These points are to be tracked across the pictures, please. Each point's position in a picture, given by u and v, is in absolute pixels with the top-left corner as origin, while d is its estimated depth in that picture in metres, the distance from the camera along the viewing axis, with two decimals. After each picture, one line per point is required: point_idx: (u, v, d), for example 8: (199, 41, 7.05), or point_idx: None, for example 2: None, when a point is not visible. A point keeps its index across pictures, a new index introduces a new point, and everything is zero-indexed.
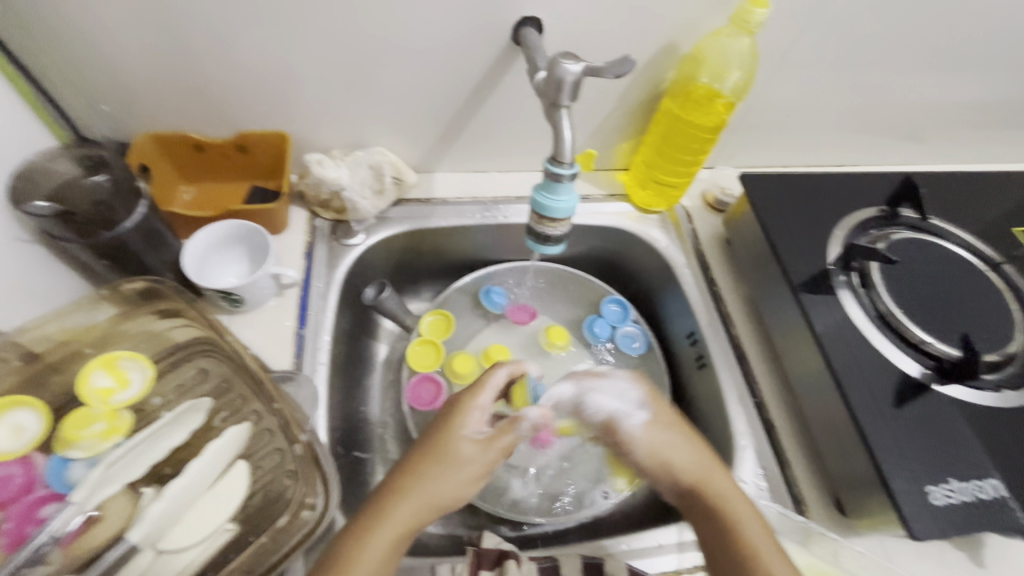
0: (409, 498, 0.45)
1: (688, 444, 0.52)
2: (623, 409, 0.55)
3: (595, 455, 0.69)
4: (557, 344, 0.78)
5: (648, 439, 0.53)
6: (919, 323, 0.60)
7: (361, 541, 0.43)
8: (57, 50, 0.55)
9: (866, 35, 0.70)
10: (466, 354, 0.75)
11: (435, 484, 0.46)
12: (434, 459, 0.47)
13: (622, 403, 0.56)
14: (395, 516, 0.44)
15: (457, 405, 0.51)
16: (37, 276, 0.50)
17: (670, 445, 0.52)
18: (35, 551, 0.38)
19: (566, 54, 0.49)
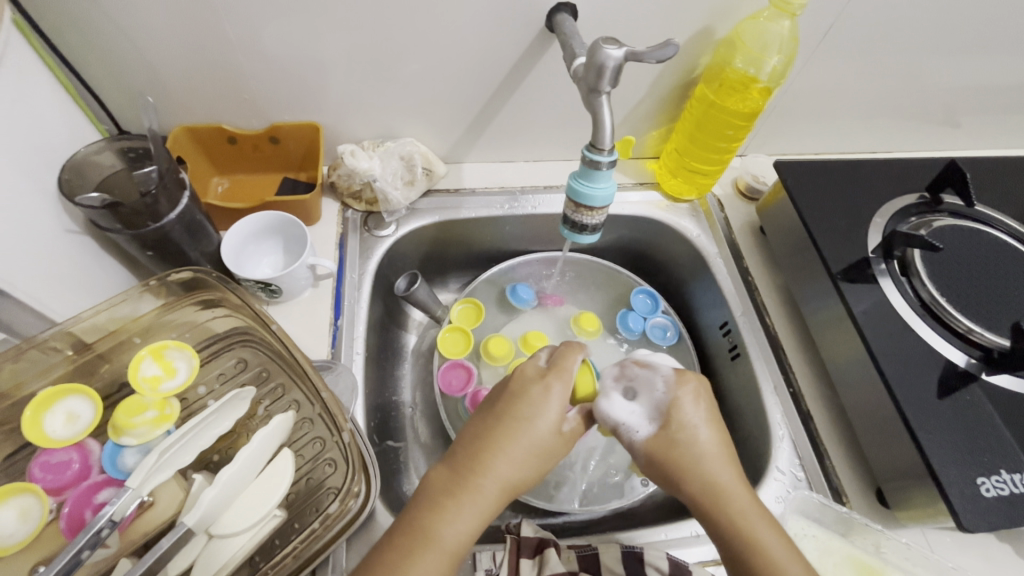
0: (489, 477, 0.44)
1: (705, 437, 0.47)
2: (635, 422, 0.49)
3: (628, 446, 0.70)
4: (587, 331, 0.77)
5: (675, 433, 0.47)
6: (965, 312, 0.58)
7: (444, 519, 0.42)
8: (97, 45, 0.55)
9: (910, 16, 0.68)
10: (502, 337, 0.75)
11: (512, 466, 0.45)
12: (511, 442, 0.45)
13: (641, 411, 0.49)
14: (474, 496, 0.43)
15: (543, 388, 0.48)
16: (84, 267, 0.50)
17: (696, 443, 0.47)
18: (95, 535, 0.39)
19: (607, 38, 0.48)
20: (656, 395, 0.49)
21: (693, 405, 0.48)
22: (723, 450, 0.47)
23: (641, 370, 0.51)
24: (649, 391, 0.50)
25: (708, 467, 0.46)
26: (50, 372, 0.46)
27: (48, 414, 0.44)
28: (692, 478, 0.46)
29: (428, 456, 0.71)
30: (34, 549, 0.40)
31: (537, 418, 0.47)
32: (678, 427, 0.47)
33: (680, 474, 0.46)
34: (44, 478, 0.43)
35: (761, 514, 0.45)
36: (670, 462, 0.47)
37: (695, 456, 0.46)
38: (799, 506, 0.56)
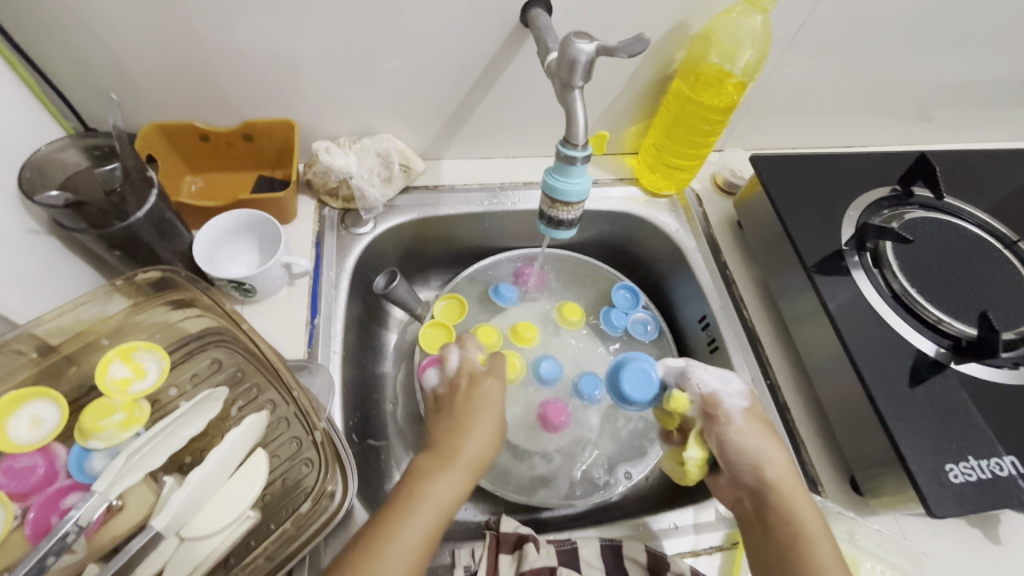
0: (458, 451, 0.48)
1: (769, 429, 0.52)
2: (730, 390, 0.52)
3: (611, 441, 0.71)
4: (570, 321, 0.77)
5: (750, 422, 0.51)
6: (935, 302, 0.59)
7: (429, 482, 0.45)
8: (60, 40, 0.54)
9: (882, 11, 0.69)
10: (490, 326, 0.75)
11: (477, 445, 0.49)
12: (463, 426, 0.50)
13: (727, 386, 0.52)
14: (455, 467, 0.47)
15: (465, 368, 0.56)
16: (48, 267, 0.49)
17: (763, 429, 0.51)
18: (61, 540, 0.38)
19: (579, 33, 0.48)
20: (730, 383, 0.52)
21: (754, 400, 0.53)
22: (777, 437, 0.52)
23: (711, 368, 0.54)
24: (724, 375, 0.53)
25: (775, 455, 0.50)
26: (13, 376, 0.45)
27: (11, 418, 0.43)
28: (767, 462, 0.50)
29: (410, 454, 0.71)
30: None
31: (482, 412, 0.51)
32: (755, 415, 0.52)
33: (759, 458, 0.49)
34: (6, 484, 0.42)
35: (807, 500, 0.49)
36: (750, 444, 0.50)
37: (767, 445, 0.51)
38: None
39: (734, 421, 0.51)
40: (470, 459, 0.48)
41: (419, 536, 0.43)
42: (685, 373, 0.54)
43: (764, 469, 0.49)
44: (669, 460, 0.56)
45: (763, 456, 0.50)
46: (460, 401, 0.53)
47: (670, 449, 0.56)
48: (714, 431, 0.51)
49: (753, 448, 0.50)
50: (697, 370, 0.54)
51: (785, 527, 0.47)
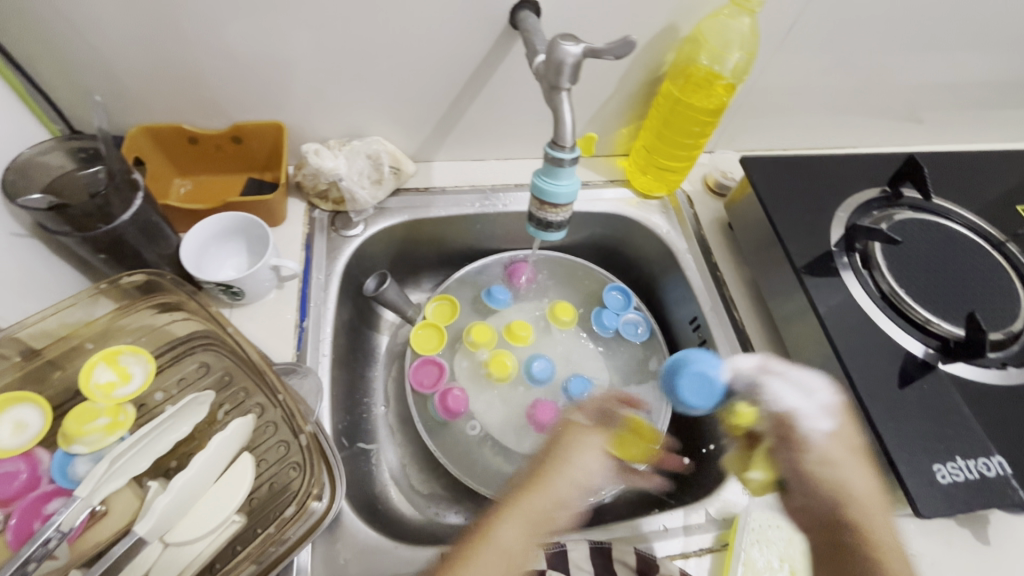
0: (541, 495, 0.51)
1: (857, 459, 0.47)
2: (812, 413, 0.48)
3: None
4: (564, 321, 0.76)
5: (836, 450, 0.46)
6: (923, 303, 0.60)
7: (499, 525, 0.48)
8: (45, 42, 0.54)
9: (870, 13, 0.69)
10: (485, 325, 0.75)
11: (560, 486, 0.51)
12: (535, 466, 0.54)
13: (810, 404, 0.48)
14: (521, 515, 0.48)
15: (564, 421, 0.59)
16: (33, 271, 0.49)
17: (850, 457, 0.47)
18: (43, 546, 0.38)
19: (565, 35, 0.48)
20: (813, 401, 0.48)
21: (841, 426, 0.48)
22: (866, 468, 0.47)
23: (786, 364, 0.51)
24: (808, 387, 0.50)
25: (862, 486, 0.45)
26: None
27: None
28: (849, 491, 0.45)
29: (401, 458, 0.70)
30: None
31: (575, 456, 0.53)
32: (844, 443, 0.47)
33: (845, 490, 0.45)
34: None
35: (888, 530, 0.44)
36: (833, 473, 0.46)
37: (853, 476, 0.46)
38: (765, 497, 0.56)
39: (816, 446, 0.47)
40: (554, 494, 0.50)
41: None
42: (757, 383, 0.51)
43: (848, 504, 0.45)
44: (734, 463, 0.56)
45: (847, 487, 0.45)
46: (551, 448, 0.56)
47: (738, 453, 0.55)
48: (789, 455, 0.47)
49: (837, 478, 0.45)
50: (774, 378, 0.50)
51: (865, 561, 0.42)
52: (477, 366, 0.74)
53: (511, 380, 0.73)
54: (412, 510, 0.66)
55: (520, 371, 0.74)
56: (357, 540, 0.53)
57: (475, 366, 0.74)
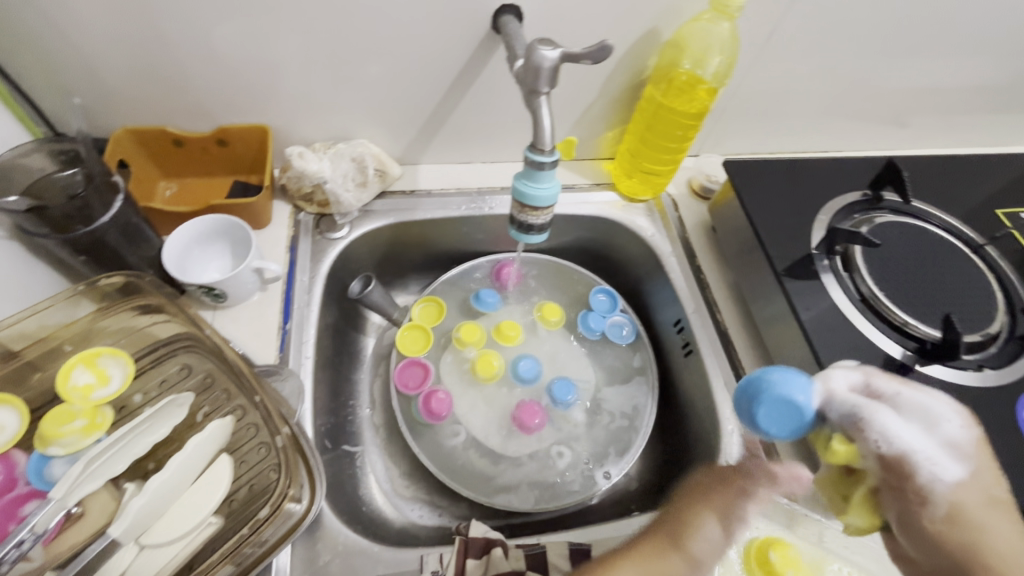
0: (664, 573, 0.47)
1: (996, 509, 0.38)
2: (935, 453, 0.38)
3: (587, 444, 0.71)
4: (552, 322, 0.76)
5: (970, 501, 0.38)
6: (901, 305, 0.60)
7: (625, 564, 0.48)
8: (27, 45, 0.54)
9: (851, 19, 0.70)
10: (474, 324, 0.76)
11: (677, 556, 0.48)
12: (693, 535, 0.49)
13: (929, 442, 0.38)
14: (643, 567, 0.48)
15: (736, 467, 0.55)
16: (11, 272, 0.49)
17: (985, 506, 0.38)
18: (17, 548, 0.38)
19: (543, 39, 0.48)
20: (940, 436, 0.39)
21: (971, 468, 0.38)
22: (1010, 520, 0.38)
23: (895, 384, 0.42)
24: (932, 418, 0.39)
25: (1000, 544, 0.37)
26: None
27: None
28: (990, 563, 0.36)
29: (386, 460, 0.71)
30: None
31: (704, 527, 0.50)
32: (982, 489, 0.39)
33: (976, 549, 0.36)
34: None
35: None
36: (965, 531, 0.37)
37: (994, 531, 0.37)
38: None
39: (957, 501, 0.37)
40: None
41: None
42: (861, 417, 0.39)
43: (990, 569, 0.36)
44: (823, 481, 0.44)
45: (983, 547, 0.37)
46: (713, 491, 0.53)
47: (832, 473, 0.44)
48: (907, 507, 0.38)
49: (970, 537, 0.37)
50: (880, 405, 0.40)
51: None
52: (463, 365, 0.74)
53: (496, 380, 0.73)
54: (396, 513, 0.66)
55: (507, 371, 0.74)
56: (337, 541, 0.53)
57: (460, 362, 0.75)
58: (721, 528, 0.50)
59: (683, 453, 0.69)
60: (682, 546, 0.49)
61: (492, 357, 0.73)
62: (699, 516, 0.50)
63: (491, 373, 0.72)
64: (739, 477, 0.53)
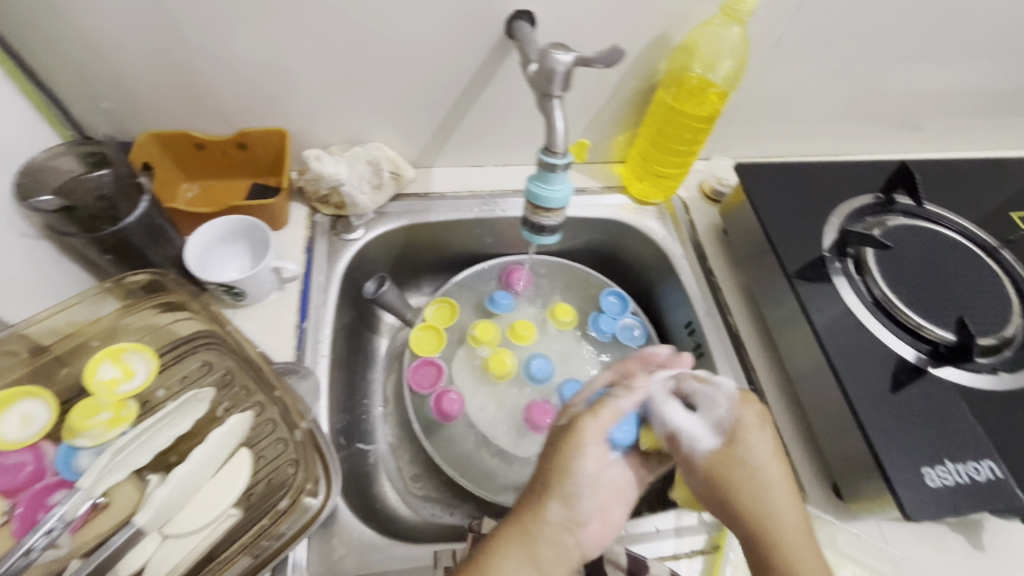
0: (539, 519, 0.44)
1: (785, 481, 0.46)
2: (696, 431, 0.48)
3: None
4: (563, 322, 0.78)
5: (773, 474, 0.46)
6: (914, 308, 0.60)
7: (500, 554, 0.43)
8: (59, 53, 0.56)
9: (862, 23, 0.70)
10: (489, 322, 0.78)
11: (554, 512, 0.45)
12: (571, 477, 0.46)
13: (698, 421, 0.49)
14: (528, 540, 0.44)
15: (572, 427, 0.48)
16: (43, 271, 0.51)
17: (762, 466, 0.47)
18: (46, 535, 0.40)
19: (556, 44, 0.49)
20: (718, 412, 0.49)
21: (762, 432, 0.48)
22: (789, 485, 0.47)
23: (698, 384, 0.51)
24: (710, 402, 0.50)
25: (791, 517, 0.45)
26: (5, 375, 0.46)
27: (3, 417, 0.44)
28: (767, 513, 0.45)
29: (398, 459, 0.71)
30: None
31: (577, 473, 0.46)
32: (762, 463, 0.47)
33: (741, 507, 0.45)
34: None
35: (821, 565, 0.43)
36: (738, 486, 0.46)
37: (778, 505, 0.45)
38: None
39: (741, 462, 0.47)
40: (554, 536, 0.44)
41: None
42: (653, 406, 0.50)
43: (761, 520, 0.44)
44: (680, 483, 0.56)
45: (764, 509, 0.45)
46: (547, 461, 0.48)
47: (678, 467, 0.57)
48: (687, 470, 0.49)
49: (745, 490, 0.46)
50: (694, 392, 0.51)
51: None
52: (477, 363, 0.76)
53: (509, 378, 0.74)
54: (408, 510, 0.67)
55: (519, 370, 0.75)
56: (352, 535, 0.54)
57: (471, 358, 0.76)
58: (590, 456, 0.46)
59: None
60: (559, 490, 0.45)
61: (506, 357, 0.74)
62: (573, 460, 0.46)
63: (504, 372, 0.73)
64: (602, 406, 0.49)
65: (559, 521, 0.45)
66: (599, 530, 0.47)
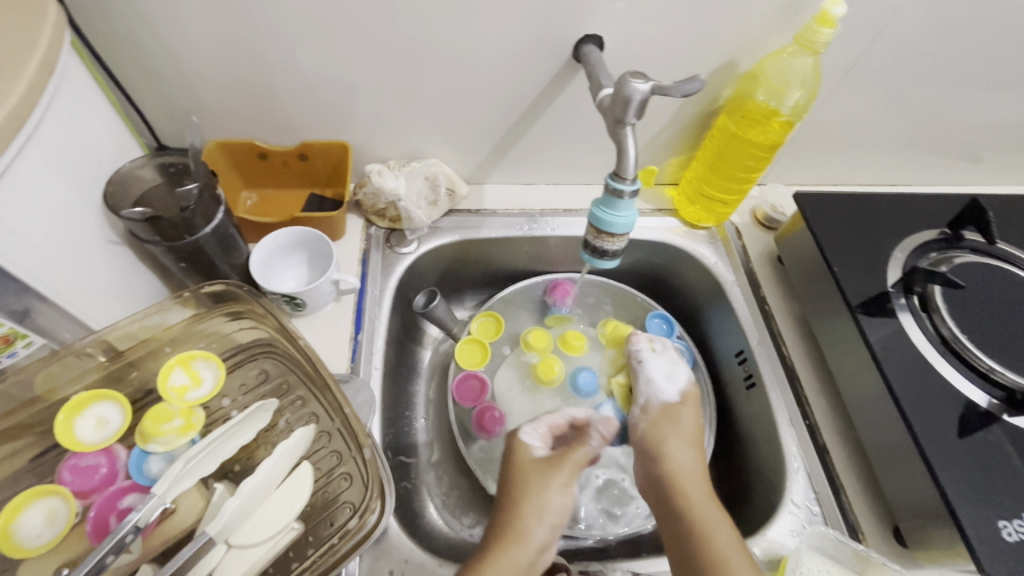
0: (519, 544, 0.48)
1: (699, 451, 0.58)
2: (662, 384, 0.64)
3: None
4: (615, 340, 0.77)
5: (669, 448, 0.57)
6: (988, 350, 0.58)
7: (499, 559, 0.47)
8: (144, 67, 0.58)
9: (935, 56, 0.68)
10: (542, 331, 0.78)
11: (537, 532, 0.50)
12: (548, 503, 0.51)
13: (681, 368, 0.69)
14: (519, 544, 0.49)
15: (561, 457, 0.55)
16: (120, 276, 0.52)
17: (695, 427, 0.60)
18: (120, 540, 0.40)
19: (634, 72, 0.49)
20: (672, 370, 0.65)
21: (693, 406, 0.62)
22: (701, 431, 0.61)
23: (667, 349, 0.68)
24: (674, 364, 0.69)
25: (699, 497, 0.52)
26: (82, 378, 0.48)
27: (79, 419, 0.46)
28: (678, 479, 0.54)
29: (440, 473, 0.71)
30: (60, 551, 0.41)
31: (546, 489, 0.52)
32: (686, 440, 0.58)
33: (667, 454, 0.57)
34: (73, 481, 0.45)
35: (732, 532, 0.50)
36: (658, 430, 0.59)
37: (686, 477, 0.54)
38: (816, 542, 0.54)
39: (680, 416, 0.60)
40: (540, 552, 0.49)
41: None
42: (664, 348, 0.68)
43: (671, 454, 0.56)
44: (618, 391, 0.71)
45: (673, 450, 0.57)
46: (522, 475, 0.54)
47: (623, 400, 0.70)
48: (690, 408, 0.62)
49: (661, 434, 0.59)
50: (658, 353, 0.67)
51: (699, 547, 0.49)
52: (525, 366, 0.76)
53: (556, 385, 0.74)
54: (448, 527, 0.67)
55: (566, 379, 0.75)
56: (402, 554, 0.54)
57: (519, 358, 0.77)
58: (561, 495, 0.52)
59: (744, 488, 0.67)
60: (534, 507, 0.51)
61: (552, 363, 0.74)
62: (545, 492, 0.52)
63: (551, 379, 0.73)
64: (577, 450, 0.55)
65: (545, 537, 0.50)
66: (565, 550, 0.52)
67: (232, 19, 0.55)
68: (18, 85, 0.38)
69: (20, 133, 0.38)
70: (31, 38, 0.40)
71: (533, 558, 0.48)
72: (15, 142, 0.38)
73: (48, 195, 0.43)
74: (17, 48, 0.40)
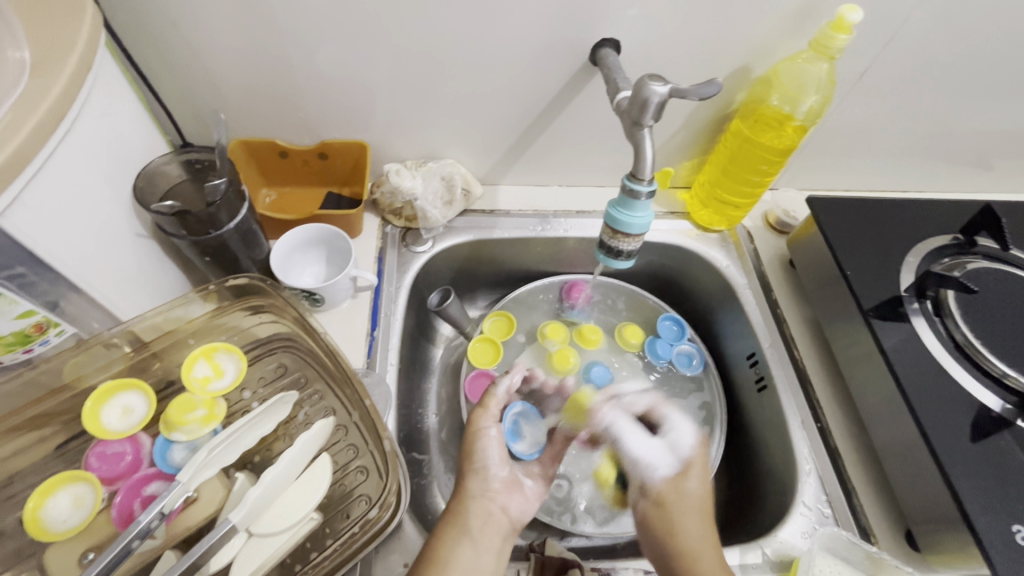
0: (463, 496, 0.58)
1: (705, 520, 0.59)
2: (658, 460, 0.64)
3: None
4: (629, 342, 0.78)
5: (687, 495, 0.61)
6: (1002, 356, 0.58)
7: (449, 531, 0.54)
8: (171, 67, 0.60)
9: (949, 62, 0.69)
10: (560, 324, 0.79)
11: (473, 483, 0.59)
12: (475, 455, 0.60)
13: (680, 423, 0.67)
14: (464, 500, 0.57)
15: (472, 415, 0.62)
16: (146, 268, 0.54)
17: (702, 497, 0.62)
18: (146, 525, 0.40)
19: (653, 75, 0.50)
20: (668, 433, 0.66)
21: (701, 475, 0.63)
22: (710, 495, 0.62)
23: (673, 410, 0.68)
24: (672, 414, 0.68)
25: (699, 543, 0.56)
26: (109, 368, 0.49)
27: (105, 408, 0.47)
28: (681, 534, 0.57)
29: (451, 470, 0.72)
30: (83, 537, 0.42)
31: (480, 450, 0.61)
32: (698, 502, 0.61)
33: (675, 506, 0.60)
34: (100, 467, 0.46)
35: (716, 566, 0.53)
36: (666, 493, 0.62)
37: (694, 532, 0.57)
38: (828, 544, 0.55)
39: (684, 487, 0.62)
40: (480, 510, 0.57)
41: (462, 564, 0.51)
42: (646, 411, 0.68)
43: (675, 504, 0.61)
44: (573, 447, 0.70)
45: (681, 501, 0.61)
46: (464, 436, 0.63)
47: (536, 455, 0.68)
48: (694, 478, 0.63)
49: (667, 499, 0.61)
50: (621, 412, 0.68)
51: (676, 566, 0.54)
52: (539, 358, 0.77)
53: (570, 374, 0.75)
54: None
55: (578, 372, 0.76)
56: (417, 548, 0.54)
57: (535, 354, 0.78)
58: (485, 436, 0.61)
59: (754, 490, 0.68)
60: (471, 468, 0.60)
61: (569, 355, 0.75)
62: (475, 445, 0.61)
63: (565, 369, 0.74)
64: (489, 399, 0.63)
65: (480, 488, 0.59)
66: (515, 500, 0.60)
67: (258, 21, 0.57)
68: (58, 82, 0.39)
69: (59, 127, 0.40)
70: (71, 37, 0.42)
71: (484, 517, 0.57)
72: (54, 136, 0.39)
73: (83, 189, 0.44)
74: (57, 45, 0.41)
